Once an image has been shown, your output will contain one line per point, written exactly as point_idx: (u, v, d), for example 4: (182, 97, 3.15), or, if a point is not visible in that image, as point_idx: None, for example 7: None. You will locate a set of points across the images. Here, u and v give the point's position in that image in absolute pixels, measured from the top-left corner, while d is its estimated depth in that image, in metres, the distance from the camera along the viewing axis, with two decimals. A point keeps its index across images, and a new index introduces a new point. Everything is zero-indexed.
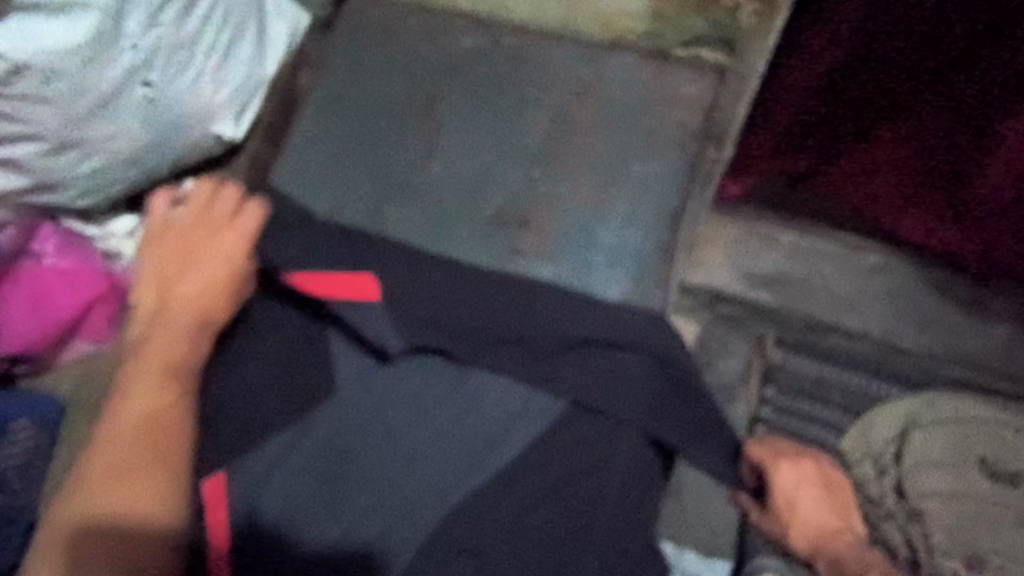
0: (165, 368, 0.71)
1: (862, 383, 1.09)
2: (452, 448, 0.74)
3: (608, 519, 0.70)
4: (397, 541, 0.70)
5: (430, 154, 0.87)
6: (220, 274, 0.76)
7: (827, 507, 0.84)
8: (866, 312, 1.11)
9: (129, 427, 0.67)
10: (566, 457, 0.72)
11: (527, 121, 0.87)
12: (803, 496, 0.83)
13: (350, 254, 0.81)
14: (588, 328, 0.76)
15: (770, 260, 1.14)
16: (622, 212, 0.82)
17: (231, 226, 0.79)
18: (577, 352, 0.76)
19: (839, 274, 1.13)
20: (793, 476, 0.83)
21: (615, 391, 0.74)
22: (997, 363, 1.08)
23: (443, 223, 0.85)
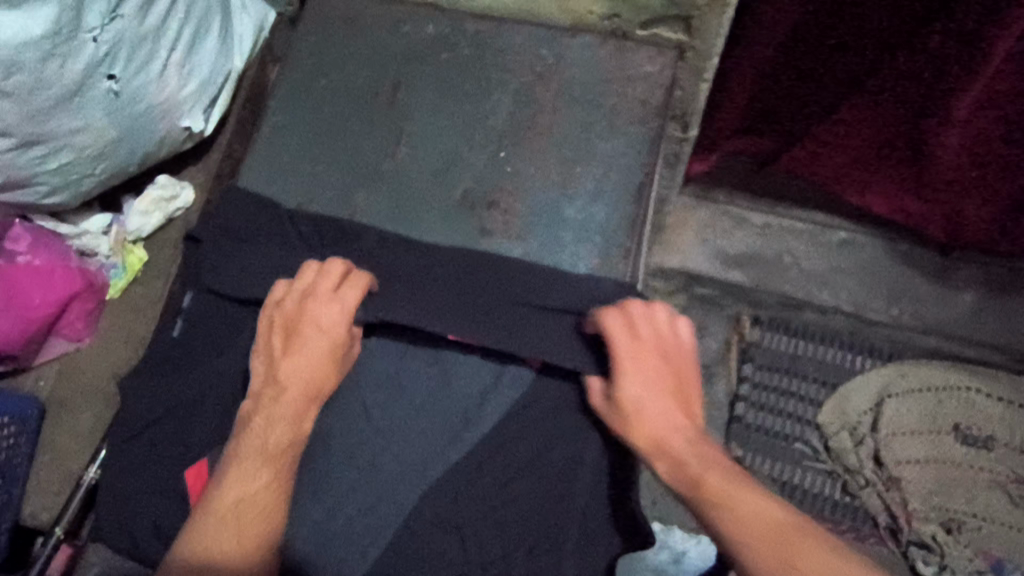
0: (264, 449, 0.64)
1: (831, 354, 1.15)
2: (429, 424, 0.75)
3: (586, 487, 0.71)
4: (382, 517, 0.72)
5: (399, 140, 0.88)
6: (323, 352, 0.69)
7: (669, 421, 0.64)
8: (835, 286, 1.15)
9: (228, 502, 0.60)
10: (540, 428, 0.74)
11: (492, 105, 0.88)
12: (641, 396, 0.66)
13: (331, 236, 0.82)
14: (553, 298, 0.75)
15: (741, 241, 1.18)
16: (588, 188, 0.84)
17: (338, 300, 0.70)
18: (545, 324, 0.75)
19: (808, 252, 1.18)
20: (639, 374, 0.66)
21: (589, 361, 0.73)
22: (960, 329, 1.12)
23: (411, 207, 0.85)
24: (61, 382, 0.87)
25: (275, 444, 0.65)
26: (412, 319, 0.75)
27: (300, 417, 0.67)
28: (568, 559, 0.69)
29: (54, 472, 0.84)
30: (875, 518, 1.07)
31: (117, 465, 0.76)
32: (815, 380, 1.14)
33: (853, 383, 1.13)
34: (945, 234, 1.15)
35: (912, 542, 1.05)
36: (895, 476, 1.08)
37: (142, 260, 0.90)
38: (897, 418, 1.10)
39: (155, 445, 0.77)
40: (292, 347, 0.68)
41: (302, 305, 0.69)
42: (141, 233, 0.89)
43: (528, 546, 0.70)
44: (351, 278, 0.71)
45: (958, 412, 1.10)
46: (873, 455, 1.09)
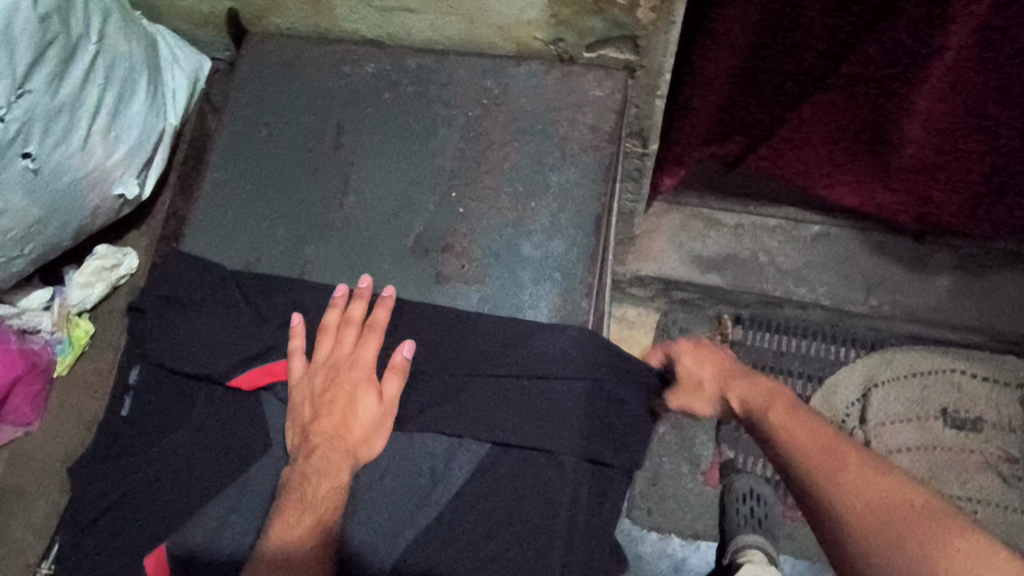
0: (302, 502, 0.69)
1: (815, 348, 1.15)
2: (396, 486, 0.72)
3: (561, 544, 0.68)
4: None
5: (346, 188, 0.85)
6: (349, 404, 0.73)
7: (809, 426, 0.63)
8: (812, 280, 1.14)
9: (269, 563, 0.66)
10: (508, 483, 0.71)
11: (439, 143, 0.85)
12: (780, 414, 0.66)
13: (282, 303, 0.80)
14: (512, 365, 0.73)
15: (715, 244, 1.16)
16: (544, 225, 0.81)
17: (360, 351, 0.76)
18: (505, 392, 0.73)
19: (784, 248, 1.16)
20: (781, 404, 0.67)
21: (549, 425, 0.72)
22: (942, 314, 1.11)
23: (363, 256, 0.82)
24: (13, 469, 0.82)
25: (316, 495, 0.69)
26: (370, 408, 0.73)
27: (337, 468, 0.71)
28: None
29: (9, 565, 0.79)
30: None
31: (76, 556, 0.73)
32: (801, 376, 1.13)
33: (838, 375, 1.13)
34: (916, 222, 1.12)
35: None
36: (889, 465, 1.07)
37: (88, 333, 0.86)
38: (884, 407, 1.10)
39: (112, 533, 0.73)
40: (321, 406, 0.74)
41: (331, 362, 0.76)
42: (85, 306, 0.85)
43: None
44: (378, 322, 0.76)
45: (946, 395, 1.10)
46: (864, 446, 1.09)
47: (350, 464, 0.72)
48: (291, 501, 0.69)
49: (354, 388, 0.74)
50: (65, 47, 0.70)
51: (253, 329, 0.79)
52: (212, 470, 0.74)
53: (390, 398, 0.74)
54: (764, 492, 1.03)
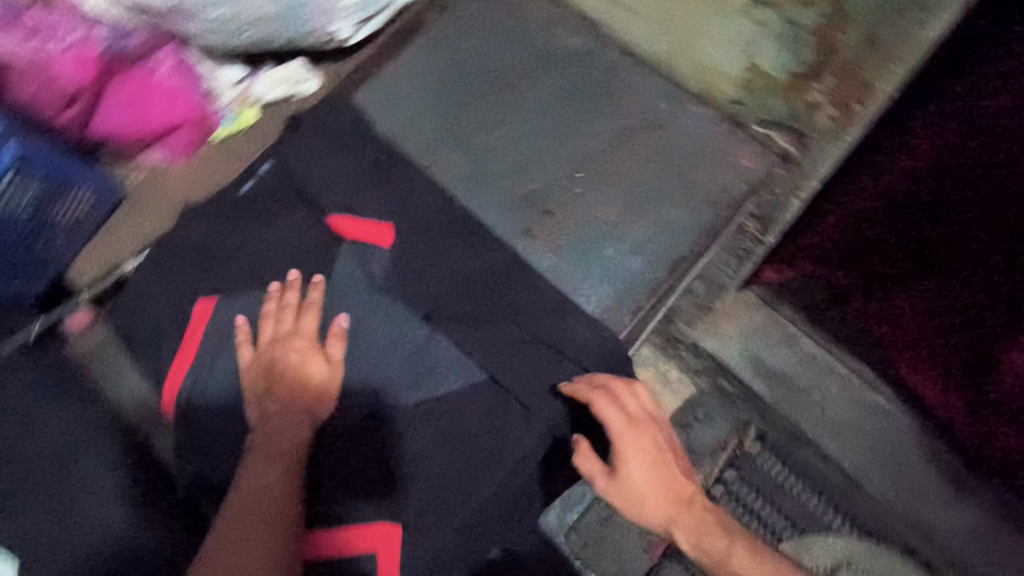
0: (270, 448, 0.75)
1: (812, 502, 1.08)
2: (398, 363, 0.83)
3: (495, 482, 0.76)
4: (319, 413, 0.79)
5: (500, 123, 0.95)
6: (300, 363, 0.80)
7: (665, 475, 0.77)
8: (848, 442, 1.02)
9: (245, 510, 0.72)
10: (482, 414, 0.80)
11: (592, 128, 0.94)
12: (645, 470, 0.75)
13: (400, 179, 0.91)
14: (543, 328, 0.83)
15: (782, 359, 1.06)
16: (633, 240, 0.88)
17: (300, 324, 0.82)
18: (525, 346, 0.82)
19: (839, 397, 1.04)
20: (641, 446, 0.76)
21: (541, 390, 0.80)
22: None
23: (481, 182, 0.93)
24: (144, 185, 0.98)
25: (281, 446, 0.75)
26: (420, 296, 0.86)
27: (296, 425, 0.77)
28: (446, 537, 0.75)
29: (109, 253, 0.95)
30: None
31: (151, 273, 0.88)
32: (785, 517, 1.07)
33: (821, 538, 1.04)
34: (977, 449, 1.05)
35: None
36: None
37: (254, 120, 1.00)
38: None
39: (183, 271, 0.88)
40: (271, 379, 0.79)
41: (277, 339, 0.82)
42: (262, 99, 0.99)
43: (422, 501, 0.76)
44: (314, 290, 0.84)
45: None
46: None
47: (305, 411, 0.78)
48: (254, 476, 0.74)
49: (418, 278, 0.86)
50: None
51: (366, 187, 0.90)
52: (276, 269, 0.87)
53: (333, 354, 0.82)
54: None
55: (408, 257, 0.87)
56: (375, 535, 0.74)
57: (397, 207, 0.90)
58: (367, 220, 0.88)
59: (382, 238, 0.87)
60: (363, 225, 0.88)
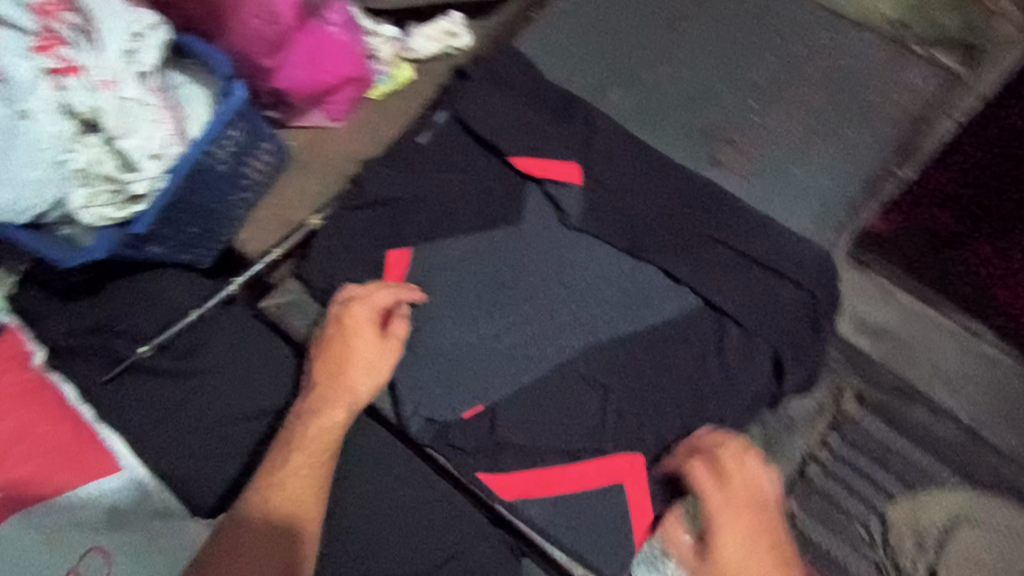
0: (301, 436, 0.68)
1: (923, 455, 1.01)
2: (611, 296, 0.82)
3: (729, 405, 0.77)
4: (544, 350, 0.80)
5: (665, 62, 0.95)
6: (353, 340, 0.72)
7: (761, 543, 0.62)
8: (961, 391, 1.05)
9: (259, 493, 0.65)
10: (702, 339, 0.80)
11: (758, 61, 0.94)
12: (738, 539, 0.62)
13: (578, 120, 0.91)
14: (753, 247, 0.81)
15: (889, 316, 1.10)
16: (822, 161, 0.88)
17: (364, 296, 0.75)
18: (741, 268, 0.81)
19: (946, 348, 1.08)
20: (738, 522, 0.63)
21: (766, 314, 0.79)
22: None
23: (657, 116, 0.92)
24: (307, 148, 0.96)
25: (307, 437, 0.68)
26: (616, 229, 0.84)
27: (331, 417, 0.69)
28: (688, 466, 0.76)
29: (281, 215, 0.92)
30: None
31: (338, 224, 0.86)
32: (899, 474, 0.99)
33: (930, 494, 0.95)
34: None
35: None
36: None
37: (408, 79, 1.00)
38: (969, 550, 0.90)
39: (371, 219, 0.86)
40: (324, 353, 0.72)
41: (335, 316, 0.74)
42: (419, 55, 0.99)
43: (660, 432, 0.76)
44: (385, 287, 0.76)
45: None
46: None
47: (341, 405, 0.70)
48: (275, 459, 0.67)
49: (611, 208, 0.85)
50: None
51: (548, 128, 0.90)
52: (465, 216, 0.86)
53: (390, 352, 0.73)
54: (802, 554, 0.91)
55: (598, 192, 0.86)
56: (625, 466, 0.74)
57: (579, 149, 0.88)
58: (555, 160, 0.87)
59: (573, 176, 0.86)
60: (552, 168, 0.87)
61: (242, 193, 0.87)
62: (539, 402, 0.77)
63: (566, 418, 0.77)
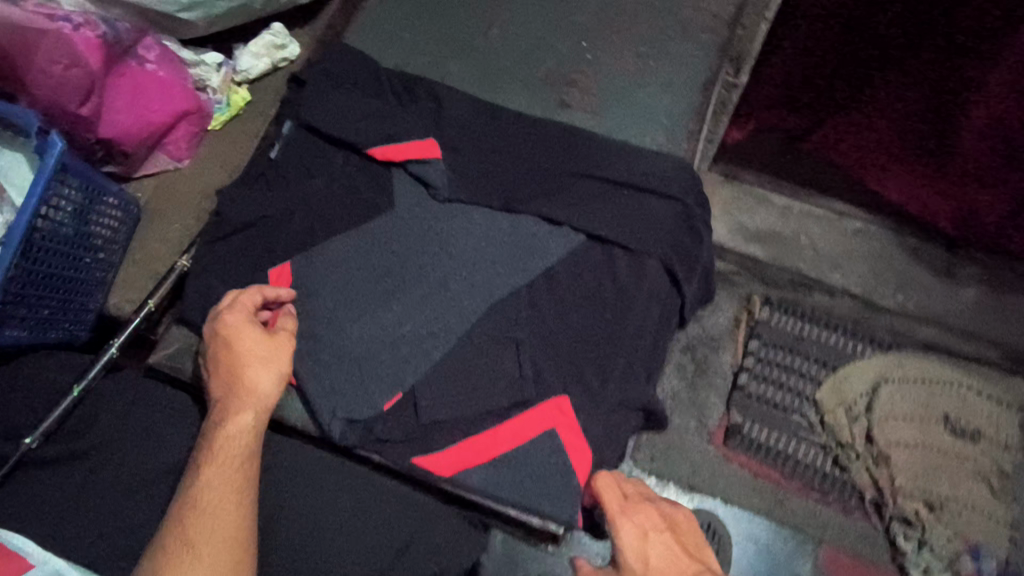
0: (214, 450, 0.65)
1: (834, 338, 1.18)
2: (497, 255, 0.83)
3: (634, 324, 0.80)
4: (448, 324, 0.80)
5: (493, 23, 0.97)
6: (239, 342, 0.70)
7: (668, 549, 0.64)
8: (848, 269, 1.23)
9: (185, 516, 0.62)
10: (593, 272, 0.82)
11: (578, 3, 0.98)
12: (638, 541, 0.65)
13: (424, 99, 0.91)
14: (617, 173, 0.85)
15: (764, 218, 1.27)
16: (658, 80, 0.93)
17: (237, 301, 0.73)
18: (611, 196, 0.84)
19: (826, 235, 1.26)
20: (636, 523, 0.67)
21: (643, 231, 0.82)
22: (970, 320, 1.19)
23: (498, 76, 0.94)
24: (157, 195, 0.93)
25: (222, 450, 0.66)
26: (485, 191, 0.85)
27: (240, 421, 0.67)
28: (611, 390, 0.78)
29: (147, 267, 0.89)
30: (862, 492, 1.08)
31: (210, 258, 0.84)
32: (816, 360, 1.16)
33: (852, 364, 1.15)
34: (955, 230, 1.25)
35: (895, 517, 1.05)
36: (886, 454, 1.08)
37: (245, 101, 0.98)
38: (892, 401, 1.12)
39: (242, 245, 0.85)
40: (214, 366, 0.70)
41: (214, 328, 0.72)
42: (248, 74, 0.97)
43: (577, 368, 0.79)
44: (253, 290, 0.75)
45: (948, 402, 1.12)
46: (866, 431, 1.10)
47: (247, 406, 0.67)
48: (195, 479, 0.64)
49: (476, 173, 0.86)
50: None
51: (396, 113, 0.90)
52: (338, 217, 0.86)
53: (280, 345, 0.72)
54: (761, 447, 1.11)
55: (460, 161, 0.87)
56: (552, 407, 0.76)
57: (432, 127, 0.89)
58: (409, 141, 0.87)
59: (432, 152, 0.86)
60: (410, 150, 0.87)
61: (94, 252, 0.82)
62: (457, 370, 0.78)
63: (485, 380, 0.78)
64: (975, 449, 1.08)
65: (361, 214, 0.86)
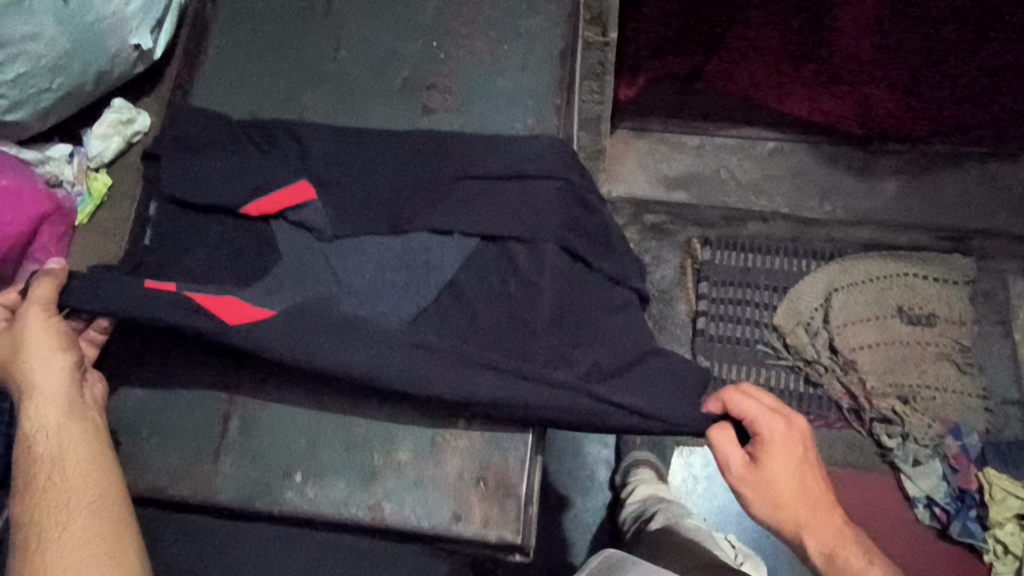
0: (41, 446, 0.69)
1: (779, 262, 1.33)
2: (395, 278, 0.80)
3: (546, 312, 0.77)
4: (355, 354, 0.75)
5: (339, 45, 0.94)
6: (8, 340, 0.71)
7: (806, 469, 0.73)
8: (770, 192, 1.37)
9: (41, 510, 0.67)
10: (496, 272, 0.80)
11: (420, 5, 0.95)
12: (789, 464, 0.72)
13: (284, 140, 0.88)
14: (492, 166, 0.82)
15: (680, 163, 1.41)
16: (516, 62, 0.90)
17: None
18: (494, 191, 0.82)
19: (744, 166, 1.40)
20: (787, 439, 0.72)
21: (532, 219, 0.80)
22: (890, 213, 1.34)
23: (357, 98, 0.91)
24: None
25: (54, 442, 0.69)
26: (369, 219, 0.83)
27: (50, 411, 0.70)
28: (537, 380, 0.74)
29: None
30: (838, 402, 1.24)
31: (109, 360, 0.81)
32: (767, 287, 1.32)
33: (801, 286, 1.31)
34: (862, 126, 1.34)
35: (875, 418, 1.23)
36: (851, 360, 1.26)
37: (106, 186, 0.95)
38: (844, 309, 1.28)
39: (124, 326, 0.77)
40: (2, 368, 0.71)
41: None
42: (103, 158, 0.93)
43: (495, 369, 0.74)
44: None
45: (901, 296, 1.28)
46: (828, 344, 1.27)
47: (43, 405, 0.70)
48: (36, 479, 0.68)
49: (352, 206, 0.83)
50: None
51: (257, 163, 0.86)
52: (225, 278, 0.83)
53: (26, 325, 0.70)
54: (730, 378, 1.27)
55: (337, 196, 0.84)
56: (497, 395, 0.72)
57: (299, 168, 0.85)
58: (282, 186, 0.84)
59: (305, 193, 0.83)
60: (282, 195, 0.84)
61: None
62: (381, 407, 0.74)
63: (412, 411, 0.76)
64: (936, 332, 1.26)
65: (250, 270, 0.83)
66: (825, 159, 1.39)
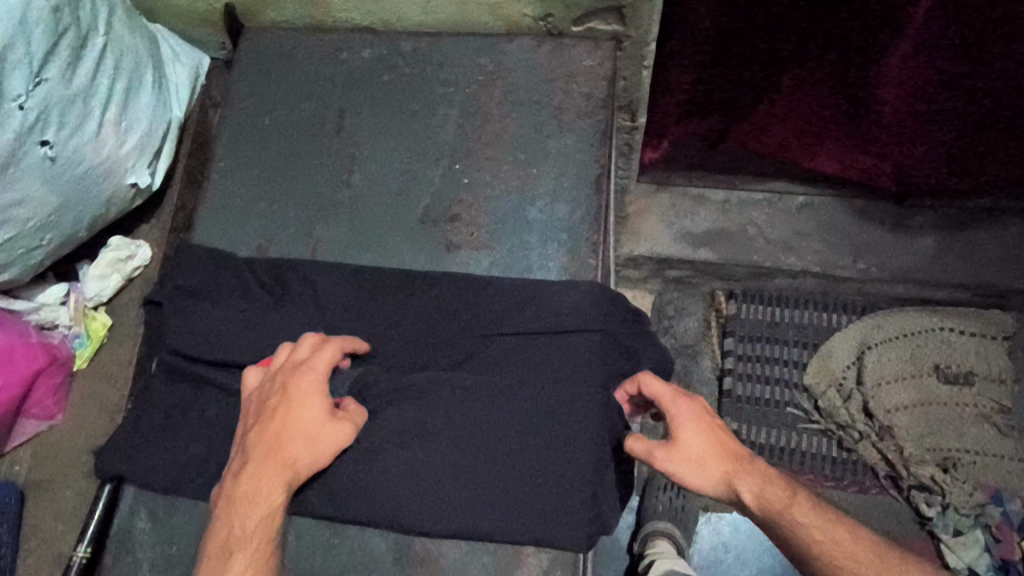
0: (261, 510, 0.64)
1: (809, 317, 1.17)
2: (423, 442, 0.72)
3: (591, 466, 0.70)
4: (398, 514, 0.70)
5: (352, 169, 0.86)
6: (316, 399, 0.68)
7: (718, 433, 0.70)
8: (800, 250, 1.15)
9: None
10: (528, 436, 0.72)
11: (439, 120, 0.87)
12: (702, 432, 0.69)
13: (298, 286, 0.81)
14: (529, 321, 0.76)
15: (704, 219, 1.18)
16: (546, 189, 0.83)
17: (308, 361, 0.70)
18: (531, 349, 0.75)
19: (771, 221, 1.18)
20: (691, 408, 0.70)
21: (572, 381, 0.73)
22: (927, 274, 1.13)
23: (373, 232, 0.84)
24: (37, 466, 0.91)
25: (271, 513, 0.64)
26: (395, 383, 0.74)
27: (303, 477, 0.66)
28: (579, 546, 0.69)
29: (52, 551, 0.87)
30: (874, 469, 1.09)
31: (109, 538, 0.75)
32: (795, 343, 1.16)
33: (833, 341, 1.15)
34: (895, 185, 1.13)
35: (913, 486, 1.07)
36: (888, 424, 1.10)
37: (105, 325, 0.95)
38: (878, 368, 1.13)
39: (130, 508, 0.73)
40: (297, 423, 0.67)
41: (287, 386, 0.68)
42: (101, 297, 0.93)
43: (534, 535, 0.69)
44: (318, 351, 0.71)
45: (937, 352, 1.13)
46: (862, 407, 1.11)
47: (303, 469, 0.66)
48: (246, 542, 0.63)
49: (375, 371, 0.76)
50: (76, 38, 0.75)
51: (270, 316, 0.79)
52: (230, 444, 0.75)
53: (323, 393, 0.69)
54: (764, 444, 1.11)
55: (363, 350, 0.77)
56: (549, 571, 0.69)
57: (315, 319, 0.79)
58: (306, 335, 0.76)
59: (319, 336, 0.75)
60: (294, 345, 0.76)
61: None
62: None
63: None
64: (975, 392, 1.11)
65: None
66: (859, 213, 1.17)
